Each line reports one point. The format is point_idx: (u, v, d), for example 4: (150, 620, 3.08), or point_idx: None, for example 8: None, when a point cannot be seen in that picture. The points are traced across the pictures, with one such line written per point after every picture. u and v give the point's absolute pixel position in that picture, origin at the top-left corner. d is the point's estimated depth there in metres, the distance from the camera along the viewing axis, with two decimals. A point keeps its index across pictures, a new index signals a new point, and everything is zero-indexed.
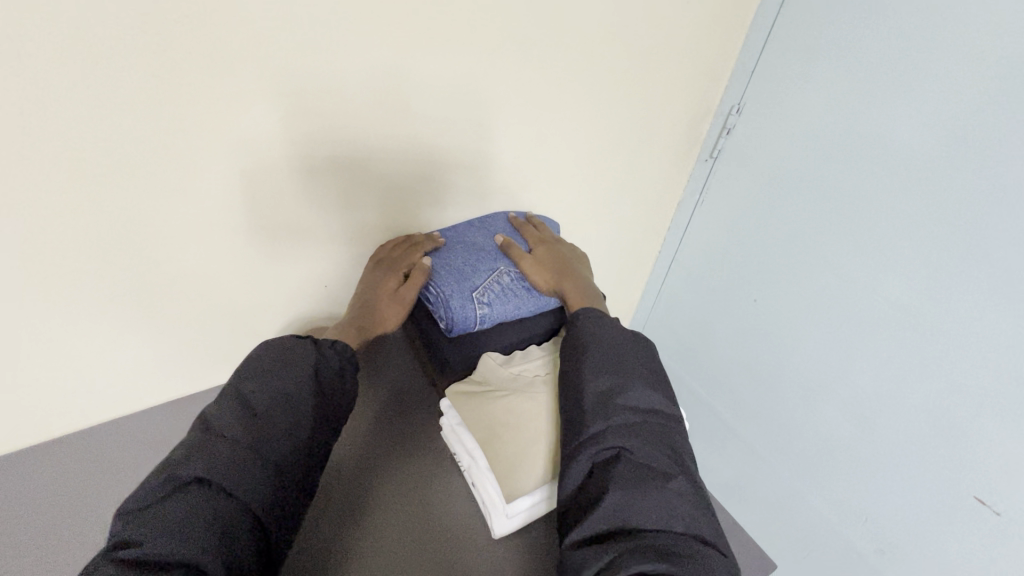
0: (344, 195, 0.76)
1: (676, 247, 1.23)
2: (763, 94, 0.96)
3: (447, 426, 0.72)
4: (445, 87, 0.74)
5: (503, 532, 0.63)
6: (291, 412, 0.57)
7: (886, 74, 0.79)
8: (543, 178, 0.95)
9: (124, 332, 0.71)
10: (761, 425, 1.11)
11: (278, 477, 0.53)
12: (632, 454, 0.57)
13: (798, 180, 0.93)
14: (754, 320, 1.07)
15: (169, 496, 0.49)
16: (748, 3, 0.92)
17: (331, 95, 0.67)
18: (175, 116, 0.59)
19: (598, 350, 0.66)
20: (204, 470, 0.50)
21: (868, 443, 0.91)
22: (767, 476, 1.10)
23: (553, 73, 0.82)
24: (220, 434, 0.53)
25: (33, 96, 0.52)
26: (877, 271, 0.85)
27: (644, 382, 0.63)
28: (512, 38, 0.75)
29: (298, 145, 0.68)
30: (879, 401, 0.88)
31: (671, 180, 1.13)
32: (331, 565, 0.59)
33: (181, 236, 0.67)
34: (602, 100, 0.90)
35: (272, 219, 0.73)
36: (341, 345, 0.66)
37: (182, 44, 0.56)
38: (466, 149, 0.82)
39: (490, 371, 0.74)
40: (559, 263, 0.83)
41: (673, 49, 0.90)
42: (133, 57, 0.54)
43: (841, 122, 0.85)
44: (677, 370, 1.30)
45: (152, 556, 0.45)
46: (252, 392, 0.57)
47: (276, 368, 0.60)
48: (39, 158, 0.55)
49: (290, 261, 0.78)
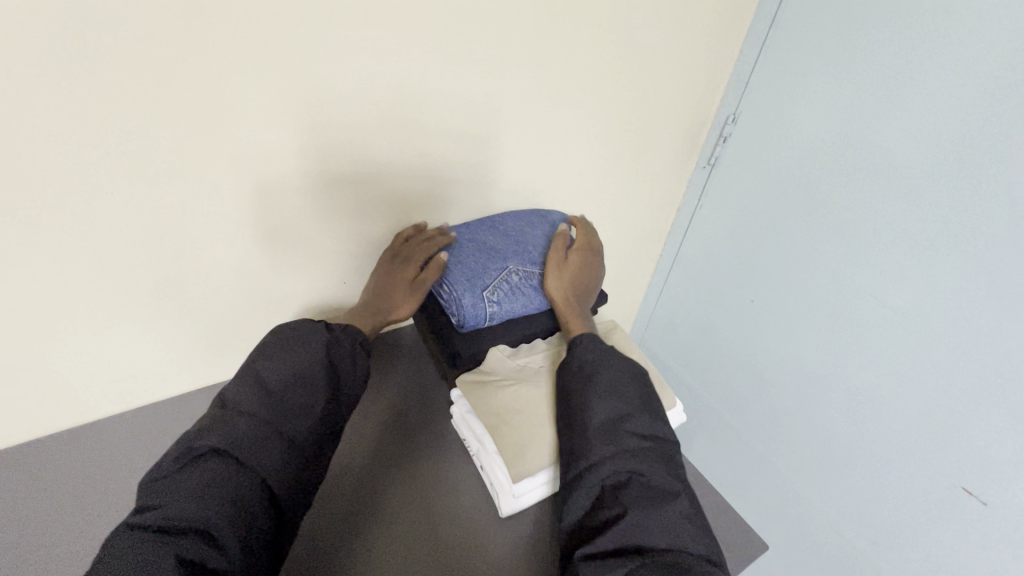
0: (356, 206, 0.82)
1: (677, 251, 1.27)
2: (758, 104, 1.00)
3: (457, 414, 0.79)
4: (449, 105, 0.79)
5: (509, 511, 0.70)
6: (301, 392, 0.64)
7: (875, 87, 0.82)
8: (545, 187, 1.00)
9: (163, 329, 0.79)
10: (758, 425, 1.16)
11: (286, 452, 0.60)
12: (641, 477, 0.61)
13: (794, 188, 0.97)
14: (753, 321, 1.11)
15: (187, 465, 0.56)
16: (743, 17, 0.95)
17: (344, 116, 0.73)
18: (205, 139, 0.65)
19: (597, 376, 0.70)
20: (221, 441, 0.57)
21: (864, 438, 0.95)
22: (769, 470, 1.14)
23: (552, 88, 0.86)
24: (237, 410, 0.60)
25: (81, 125, 0.58)
26: (870, 275, 0.89)
27: (644, 410, 0.67)
28: (516, 55, 0.80)
29: (314, 162, 0.74)
30: (872, 399, 0.93)
31: (671, 185, 1.17)
32: (342, 538, 0.66)
33: (215, 242, 0.74)
34: (600, 112, 0.94)
35: (293, 227, 0.79)
36: (351, 330, 0.74)
37: (211, 75, 0.62)
38: (469, 161, 0.88)
39: (498, 362, 0.80)
40: (580, 283, 0.86)
41: (670, 62, 0.94)
42: (167, 88, 0.60)
43: (833, 133, 0.89)
44: (679, 370, 1.35)
45: (172, 517, 0.53)
46: (267, 370, 0.64)
47: (289, 351, 0.66)
48: (85, 180, 0.61)
49: (311, 264, 0.85)
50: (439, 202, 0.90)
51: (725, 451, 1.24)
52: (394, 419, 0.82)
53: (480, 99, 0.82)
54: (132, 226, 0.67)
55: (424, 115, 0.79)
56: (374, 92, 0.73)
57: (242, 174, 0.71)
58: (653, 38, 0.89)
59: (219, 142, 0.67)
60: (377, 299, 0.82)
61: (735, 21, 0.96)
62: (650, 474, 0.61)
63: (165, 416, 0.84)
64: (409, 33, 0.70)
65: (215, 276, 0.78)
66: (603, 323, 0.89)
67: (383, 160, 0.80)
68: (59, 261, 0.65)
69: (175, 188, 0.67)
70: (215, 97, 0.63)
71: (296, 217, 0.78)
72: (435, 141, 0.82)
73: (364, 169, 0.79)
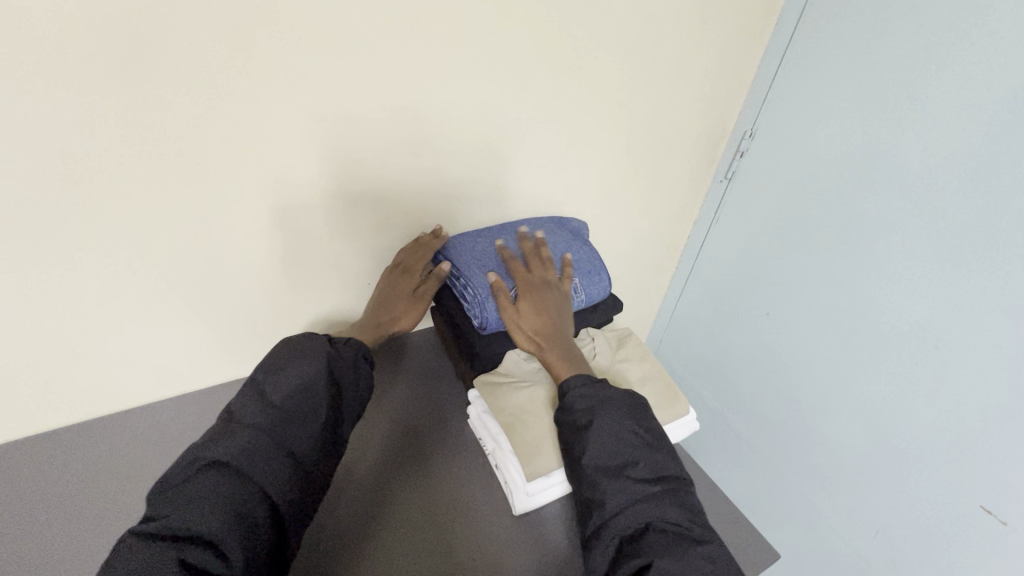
0: (380, 214, 0.86)
1: (693, 263, 1.28)
2: (774, 119, 1.02)
3: (474, 413, 0.82)
4: (470, 120, 0.83)
5: (524, 509, 0.73)
6: (304, 403, 0.67)
7: (890, 103, 0.83)
8: (562, 199, 1.02)
9: (195, 327, 0.84)
10: (774, 439, 1.16)
11: (289, 462, 0.63)
12: (657, 523, 0.59)
13: (810, 202, 0.98)
14: (768, 334, 1.12)
15: (195, 474, 0.59)
16: (760, 36, 0.98)
17: (371, 129, 0.77)
18: (242, 149, 0.70)
19: (599, 423, 0.67)
20: (223, 454, 0.60)
21: (880, 454, 0.95)
22: (785, 485, 1.14)
23: (570, 103, 0.89)
24: (242, 422, 0.64)
25: (131, 138, 0.63)
26: (886, 289, 0.89)
27: (649, 450, 0.65)
28: (534, 72, 0.83)
29: (342, 173, 0.79)
30: (888, 414, 0.93)
31: (689, 198, 1.19)
32: (348, 552, 0.68)
33: (246, 245, 0.79)
34: (617, 127, 0.97)
35: (318, 233, 0.83)
36: (353, 341, 0.77)
37: (248, 92, 0.66)
38: (489, 173, 0.91)
39: (514, 364, 0.83)
40: (550, 318, 0.80)
41: (687, 79, 0.96)
42: (208, 103, 0.65)
43: (850, 149, 0.90)
44: (694, 382, 1.36)
45: (176, 525, 0.55)
46: (270, 385, 0.67)
47: (292, 364, 0.69)
48: (132, 187, 0.67)
49: (336, 267, 0.89)
50: (459, 211, 0.93)
51: (741, 469, 1.24)
52: (400, 424, 0.85)
53: (499, 113, 0.85)
54: (173, 229, 0.72)
55: (445, 128, 0.82)
56: (398, 106, 0.77)
57: (274, 182, 0.75)
58: (668, 55, 0.92)
59: (253, 152, 0.71)
60: (381, 310, 0.85)
61: (751, 39, 0.98)
62: (666, 514, 0.60)
63: (196, 407, 0.89)
64: (432, 51, 0.74)
65: (246, 277, 0.82)
66: (618, 331, 0.90)
67: (405, 171, 0.84)
68: (105, 260, 0.71)
69: (213, 194, 0.72)
70: (250, 111, 0.68)
71: (322, 223, 0.83)
72: (456, 153, 0.86)
73: (388, 179, 0.83)
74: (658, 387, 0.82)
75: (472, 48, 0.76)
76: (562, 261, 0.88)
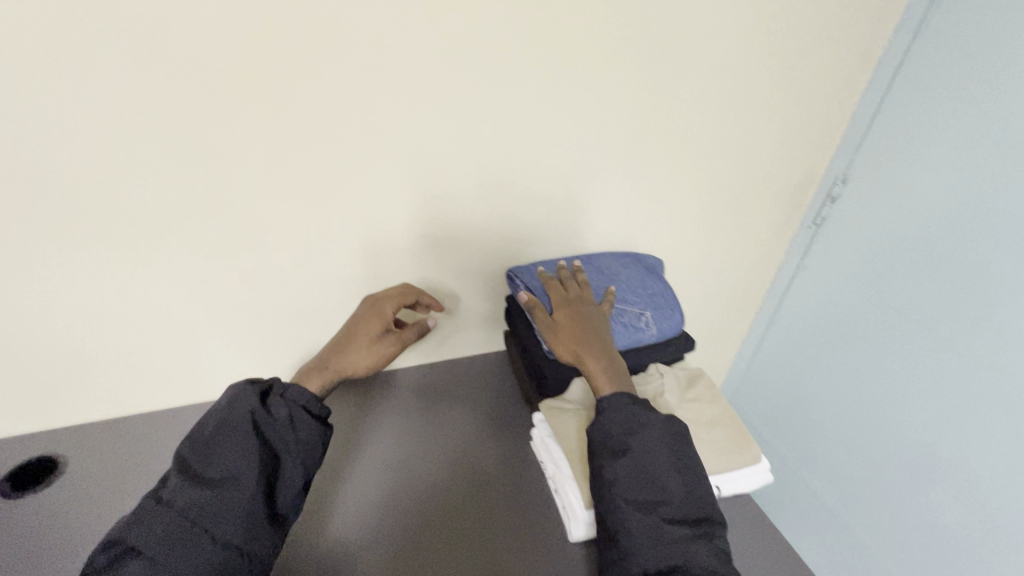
0: (448, 243, 0.88)
1: (774, 311, 1.22)
2: (872, 165, 0.97)
3: (537, 436, 0.83)
4: (544, 155, 0.84)
5: (580, 538, 0.72)
6: (230, 476, 0.61)
7: (1005, 156, 0.78)
8: (632, 238, 1.01)
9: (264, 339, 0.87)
10: (856, 511, 1.06)
11: (211, 547, 0.58)
12: (686, 565, 0.59)
13: (908, 256, 0.92)
14: (857, 395, 1.04)
15: (110, 565, 0.56)
16: (857, 78, 0.93)
17: (444, 160, 0.79)
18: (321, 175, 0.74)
19: (631, 456, 0.65)
20: (134, 541, 0.56)
21: (987, 545, 0.84)
22: (870, 564, 1.03)
23: (646, 143, 0.89)
24: (161, 503, 0.59)
25: (225, 159, 0.69)
26: (995, 357, 0.81)
27: (682, 487, 0.64)
28: (624, 107, 0.83)
29: (415, 201, 0.81)
30: (996, 499, 0.82)
31: (771, 244, 1.13)
32: None
33: (331, 256, 0.82)
34: (694, 168, 0.95)
35: (386, 257, 0.85)
36: (294, 391, 0.70)
37: (335, 122, 0.71)
38: (559, 209, 0.91)
39: (580, 392, 0.83)
40: (589, 333, 0.76)
41: (770, 121, 0.94)
42: (294, 131, 0.70)
43: (956, 202, 0.84)
44: (769, 437, 1.29)
45: None
46: (195, 458, 0.62)
47: (220, 430, 0.64)
48: (221, 204, 0.72)
49: (411, 286, 0.91)
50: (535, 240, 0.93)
51: (818, 540, 1.14)
52: (384, 456, 0.85)
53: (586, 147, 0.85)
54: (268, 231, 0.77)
55: (532, 160, 0.84)
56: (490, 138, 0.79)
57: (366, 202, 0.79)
58: (762, 94, 0.90)
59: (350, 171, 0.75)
60: (338, 354, 0.80)
61: (846, 83, 0.93)
62: (689, 560, 0.59)
63: None
64: (528, 85, 0.76)
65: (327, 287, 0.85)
66: (688, 369, 0.88)
67: (488, 199, 0.85)
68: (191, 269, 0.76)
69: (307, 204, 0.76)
70: (337, 136, 0.72)
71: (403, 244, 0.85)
72: (539, 183, 0.87)
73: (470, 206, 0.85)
74: (726, 433, 0.79)
75: (567, 84, 0.78)
76: (639, 294, 0.86)
